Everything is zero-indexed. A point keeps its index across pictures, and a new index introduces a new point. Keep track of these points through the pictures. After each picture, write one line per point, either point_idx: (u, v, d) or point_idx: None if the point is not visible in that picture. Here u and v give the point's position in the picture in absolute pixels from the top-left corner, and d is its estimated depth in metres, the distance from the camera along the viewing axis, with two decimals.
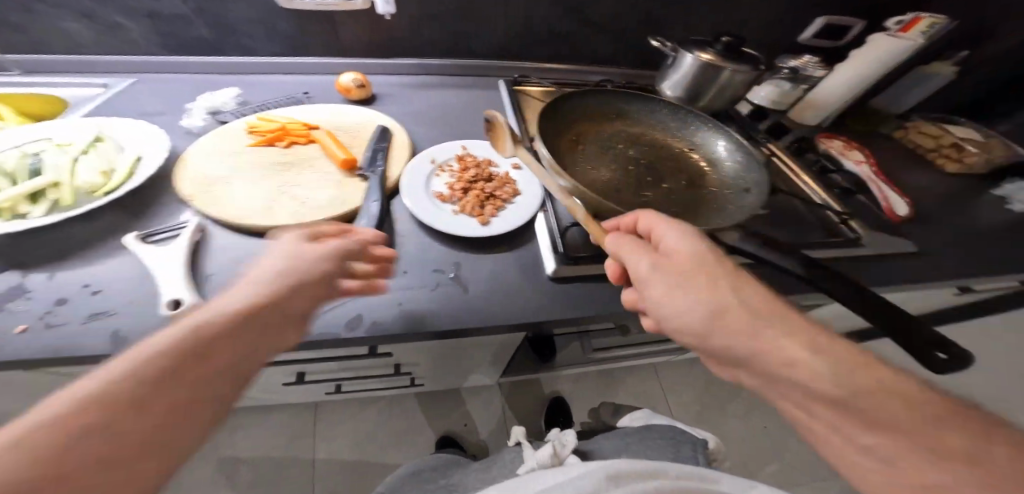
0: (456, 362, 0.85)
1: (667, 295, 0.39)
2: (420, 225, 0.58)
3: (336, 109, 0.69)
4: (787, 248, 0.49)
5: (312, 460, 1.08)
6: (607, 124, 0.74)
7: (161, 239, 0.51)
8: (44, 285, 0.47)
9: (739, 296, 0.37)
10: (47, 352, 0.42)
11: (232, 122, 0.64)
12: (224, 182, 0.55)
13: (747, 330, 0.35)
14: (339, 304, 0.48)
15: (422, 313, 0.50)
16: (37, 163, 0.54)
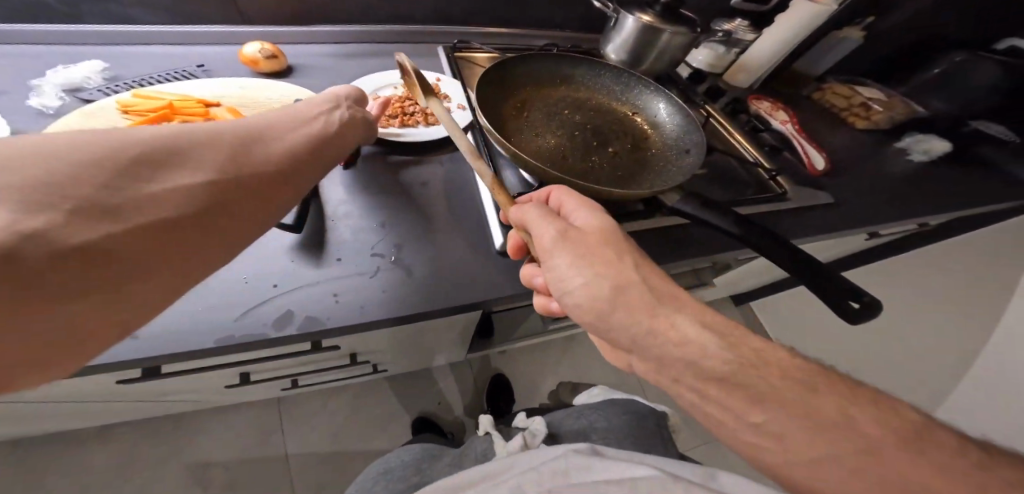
0: (416, 348, 0.80)
1: (567, 267, 0.35)
2: (354, 205, 0.53)
3: (242, 83, 0.60)
4: (723, 207, 0.49)
5: (287, 454, 1.01)
6: (553, 89, 0.71)
7: None
8: None
9: (641, 269, 0.35)
10: None
11: (104, 100, 0.54)
12: None
13: (644, 306, 0.34)
14: (262, 301, 0.43)
15: (361, 302, 0.46)
16: None
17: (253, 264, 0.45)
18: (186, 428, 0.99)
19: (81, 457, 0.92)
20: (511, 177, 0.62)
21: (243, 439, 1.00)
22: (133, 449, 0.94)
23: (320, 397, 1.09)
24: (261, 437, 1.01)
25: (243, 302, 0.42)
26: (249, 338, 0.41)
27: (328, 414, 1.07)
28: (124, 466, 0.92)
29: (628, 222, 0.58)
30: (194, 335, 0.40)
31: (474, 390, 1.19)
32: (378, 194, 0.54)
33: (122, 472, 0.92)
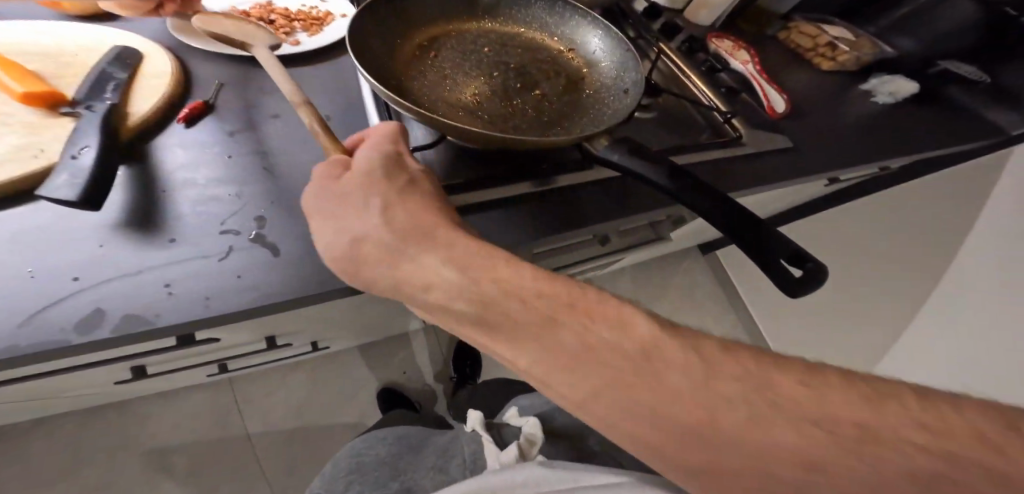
0: (356, 325, 0.68)
1: (317, 225, 0.33)
2: (204, 167, 0.42)
3: (39, 26, 0.46)
4: (661, 158, 0.40)
5: (250, 434, 0.91)
6: (472, 23, 0.59)
7: None
8: None
9: (392, 219, 0.32)
10: None
11: None
12: None
13: (389, 257, 0.31)
14: (59, 301, 0.33)
15: (205, 291, 0.35)
16: None
17: (56, 251, 0.35)
18: (127, 414, 0.87)
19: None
20: (419, 130, 0.52)
21: (172, 430, 0.88)
22: (59, 444, 0.83)
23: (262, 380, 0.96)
24: (193, 427, 0.90)
25: (35, 303, 0.32)
26: (36, 347, 0.31)
27: (273, 397, 0.95)
28: (47, 465, 0.81)
29: (567, 175, 0.50)
30: None
31: (438, 361, 1.08)
32: (232, 154, 0.43)
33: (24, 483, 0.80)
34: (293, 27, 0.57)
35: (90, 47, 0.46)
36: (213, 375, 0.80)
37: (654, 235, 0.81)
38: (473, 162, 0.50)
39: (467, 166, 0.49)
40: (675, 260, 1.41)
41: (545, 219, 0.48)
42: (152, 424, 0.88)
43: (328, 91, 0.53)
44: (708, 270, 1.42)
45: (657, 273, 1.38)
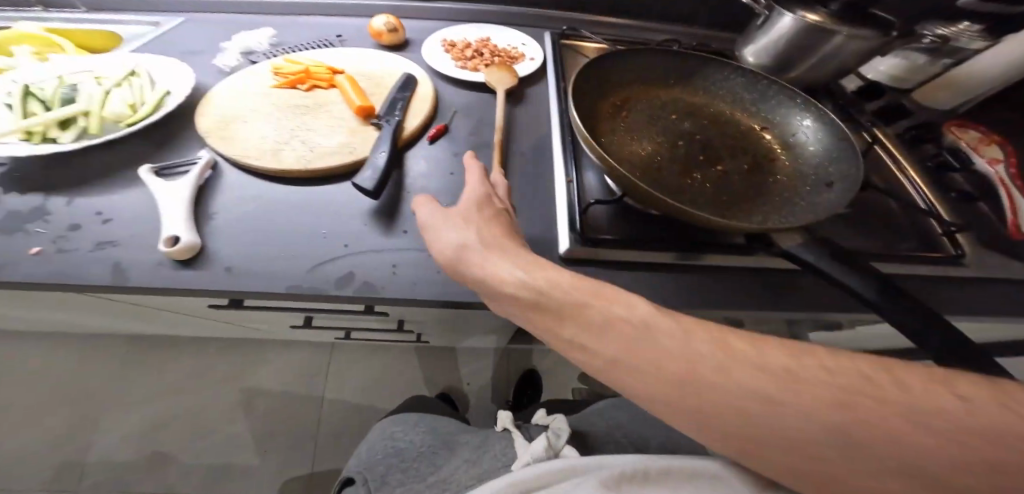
0: (450, 332, 0.74)
1: (432, 223, 0.41)
2: (428, 181, 0.54)
3: (362, 54, 0.65)
4: (863, 266, 0.39)
5: (322, 398, 1.06)
6: (665, 90, 0.61)
7: (176, 175, 0.46)
8: (62, 209, 0.41)
9: (490, 240, 0.38)
10: (53, 279, 0.38)
11: (259, 65, 0.61)
12: (240, 119, 0.52)
13: (482, 266, 0.36)
14: (330, 259, 0.45)
15: (415, 278, 0.46)
16: (71, 92, 0.48)
17: (335, 220, 0.48)
18: (249, 354, 1.09)
19: (154, 370, 1.05)
20: (593, 180, 0.57)
21: (281, 377, 1.08)
22: (198, 367, 1.06)
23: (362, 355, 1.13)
24: (299, 381, 1.08)
25: (316, 258, 0.45)
26: (310, 291, 0.43)
27: (376, 370, 1.12)
28: (189, 380, 1.04)
29: (713, 255, 0.50)
30: (272, 276, 0.42)
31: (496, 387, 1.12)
32: (452, 172, 0.55)
33: (169, 389, 1.03)
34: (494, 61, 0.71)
35: (382, 75, 0.63)
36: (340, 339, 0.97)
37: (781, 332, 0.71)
38: (632, 224, 0.53)
39: (627, 224, 0.53)
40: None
41: (684, 291, 0.49)
42: (273, 368, 1.08)
43: (527, 129, 0.62)
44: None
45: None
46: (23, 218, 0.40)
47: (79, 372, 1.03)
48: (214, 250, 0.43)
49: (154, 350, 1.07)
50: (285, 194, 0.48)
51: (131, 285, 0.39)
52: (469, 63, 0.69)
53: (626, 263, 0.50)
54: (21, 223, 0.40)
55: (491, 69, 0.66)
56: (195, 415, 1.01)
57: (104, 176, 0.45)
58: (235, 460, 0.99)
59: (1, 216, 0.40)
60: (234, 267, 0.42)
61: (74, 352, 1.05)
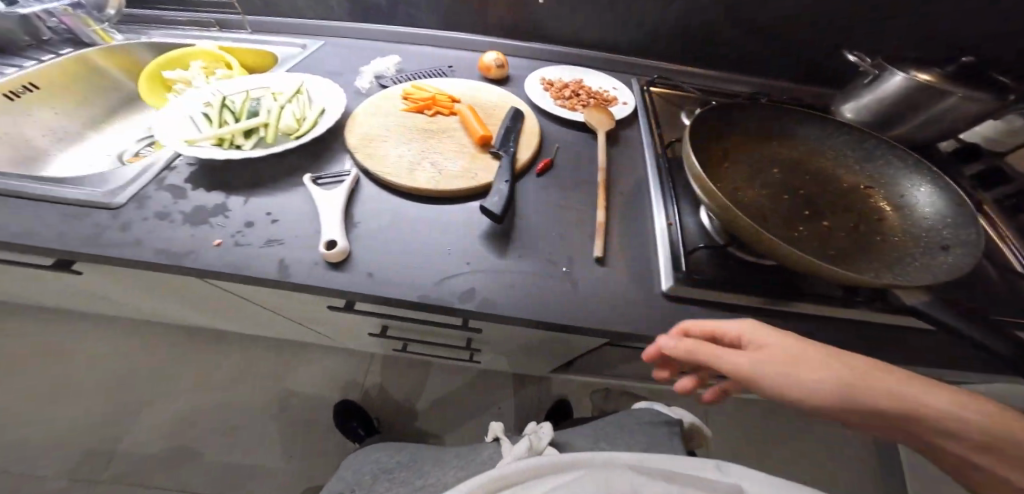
0: (506, 349, 0.77)
1: (774, 378, 0.35)
2: (535, 209, 0.55)
3: (475, 85, 0.71)
4: (996, 327, 0.39)
5: (356, 407, 1.10)
6: (763, 144, 0.61)
7: (328, 184, 0.53)
8: (240, 207, 0.50)
9: (854, 368, 0.34)
10: (230, 267, 0.45)
11: (392, 89, 0.68)
12: (379, 139, 0.59)
13: (886, 408, 0.32)
14: (453, 275, 0.48)
15: (526, 296, 0.48)
16: (255, 106, 0.59)
17: (454, 239, 0.51)
18: (297, 356, 1.15)
19: (211, 358, 1.12)
20: (692, 224, 0.57)
21: (318, 383, 1.12)
22: (246, 365, 1.13)
23: (406, 365, 1.17)
24: (339, 388, 1.12)
25: (440, 272, 0.48)
26: (436, 301, 0.46)
27: (416, 379, 1.15)
28: (236, 375, 1.11)
29: (819, 306, 0.50)
30: (400, 284, 0.46)
31: (526, 409, 1.12)
32: (560, 204, 0.56)
33: (222, 379, 1.10)
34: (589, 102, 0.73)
35: (494, 105, 0.68)
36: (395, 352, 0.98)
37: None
38: (741, 270, 0.52)
39: (734, 269, 0.52)
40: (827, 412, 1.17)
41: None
42: (315, 370, 1.13)
43: (625, 167, 0.64)
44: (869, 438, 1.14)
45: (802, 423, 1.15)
46: (207, 212, 0.49)
47: (143, 355, 1.11)
48: (356, 256, 0.48)
49: (208, 343, 1.14)
50: (414, 209, 0.53)
51: (293, 282, 0.45)
52: (565, 103, 0.72)
53: (732, 305, 0.50)
54: (207, 216, 0.48)
55: (589, 111, 0.69)
56: (247, 408, 1.07)
57: (265, 183, 0.53)
58: (260, 464, 1.01)
59: (192, 209, 0.49)
60: (375, 273, 0.47)
61: (147, 335, 1.13)
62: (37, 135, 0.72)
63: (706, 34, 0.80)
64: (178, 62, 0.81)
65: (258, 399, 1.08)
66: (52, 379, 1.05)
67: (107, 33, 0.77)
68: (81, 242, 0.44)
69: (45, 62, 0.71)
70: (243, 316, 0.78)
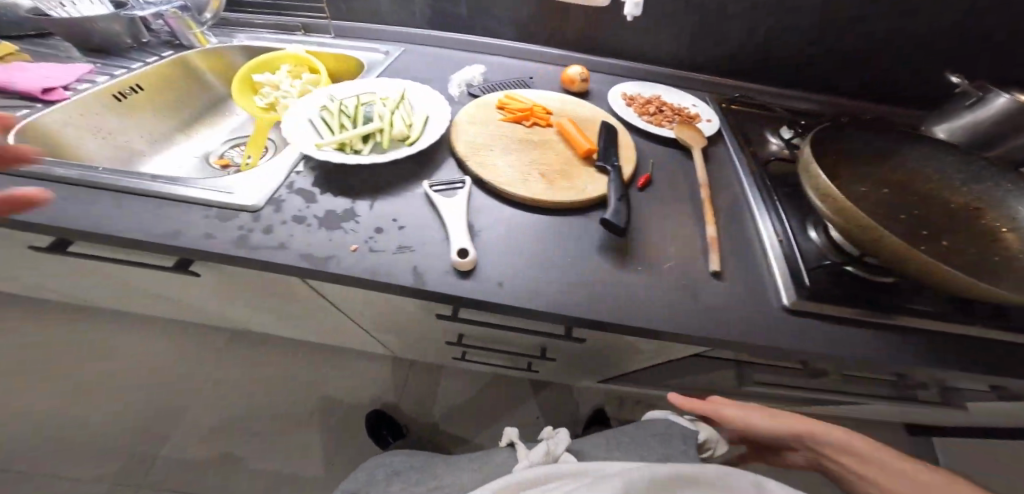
0: (573, 359, 0.77)
1: (743, 408, 0.51)
2: (645, 224, 0.56)
3: (565, 99, 0.73)
4: None
5: (398, 413, 1.11)
6: (866, 164, 0.62)
7: (443, 191, 0.55)
8: (366, 212, 0.52)
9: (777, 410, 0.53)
10: (366, 273, 0.47)
11: (487, 98, 0.69)
12: (486, 148, 0.60)
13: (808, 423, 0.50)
14: (578, 286, 0.49)
15: (648, 308, 0.48)
16: (368, 111, 0.61)
17: (573, 251, 0.52)
18: (339, 363, 1.16)
19: (255, 362, 1.13)
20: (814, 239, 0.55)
21: (359, 390, 1.13)
22: (289, 370, 1.13)
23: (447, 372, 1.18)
24: (382, 394, 1.12)
25: (564, 283, 0.49)
26: (565, 312, 0.47)
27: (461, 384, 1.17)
28: (279, 381, 1.11)
29: (941, 324, 0.50)
30: (531, 292, 0.48)
31: (566, 421, 1.12)
32: (669, 216, 0.57)
33: (266, 384, 1.10)
34: (674, 118, 0.71)
35: (587, 117, 0.69)
36: (450, 359, 0.99)
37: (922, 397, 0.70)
38: (870, 286, 0.52)
39: (862, 285, 0.52)
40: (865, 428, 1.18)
41: (902, 352, 0.48)
42: (357, 377, 1.14)
43: (725, 180, 0.64)
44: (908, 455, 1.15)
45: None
46: (337, 217, 0.51)
47: (189, 357, 1.12)
48: (483, 265, 0.49)
49: (252, 346, 1.16)
50: (531, 219, 0.54)
51: (429, 289, 0.47)
52: (650, 119, 0.71)
53: (856, 320, 0.50)
54: (339, 222, 0.50)
55: (680, 127, 0.67)
56: (291, 412, 1.07)
57: (384, 191, 0.55)
58: (304, 470, 1.00)
59: (322, 214, 0.51)
60: (503, 282, 0.48)
61: (198, 337, 1.15)
62: (137, 136, 0.75)
63: (782, 52, 0.82)
64: (266, 67, 0.86)
65: (309, 402, 1.09)
66: (104, 378, 1.06)
67: (204, 36, 0.83)
68: (228, 243, 0.46)
69: (150, 64, 0.76)
70: (311, 319, 0.78)
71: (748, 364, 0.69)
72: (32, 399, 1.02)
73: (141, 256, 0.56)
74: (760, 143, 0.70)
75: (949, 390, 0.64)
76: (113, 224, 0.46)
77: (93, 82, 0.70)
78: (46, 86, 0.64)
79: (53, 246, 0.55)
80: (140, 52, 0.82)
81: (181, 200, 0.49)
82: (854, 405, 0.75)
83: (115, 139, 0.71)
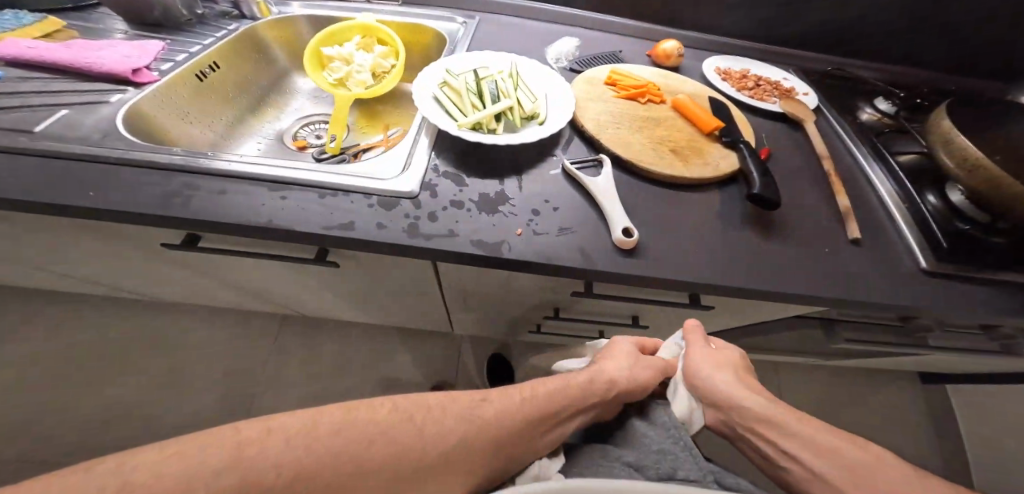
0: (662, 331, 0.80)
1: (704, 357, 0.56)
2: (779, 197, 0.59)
3: (665, 73, 0.73)
4: None
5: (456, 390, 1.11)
6: (974, 131, 0.64)
7: (587, 171, 0.56)
8: (518, 194, 0.52)
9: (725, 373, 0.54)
10: (541, 256, 0.47)
11: (594, 75, 0.69)
12: (614, 126, 0.61)
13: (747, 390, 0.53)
14: (733, 260, 0.51)
15: (798, 278, 0.51)
16: (494, 90, 0.60)
17: (723, 228, 0.54)
18: (392, 345, 1.15)
19: (310, 347, 1.12)
20: (934, 202, 0.61)
21: (416, 370, 1.12)
22: (344, 354, 1.12)
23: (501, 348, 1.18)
24: (438, 371, 1.12)
25: (721, 259, 0.51)
26: (728, 285, 0.50)
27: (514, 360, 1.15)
28: (336, 364, 1.11)
29: None
30: (692, 266, 0.50)
31: None
32: (792, 191, 0.60)
33: (323, 368, 1.10)
34: (773, 92, 0.74)
35: (695, 92, 0.70)
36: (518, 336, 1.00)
37: (985, 347, 0.77)
38: (991, 248, 0.56)
39: (983, 246, 0.56)
40: (883, 380, 1.28)
41: None
42: (412, 357, 1.14)
43: (836, 153, 0.68)
44: (923, 403, 1.25)
45: (863, 390, 1.26)
46: (493, 201, 0.51)
47: (243, 345, 1.10)
48: (640, 243, 0.51)
49: (305, 332, 1.14)
50: (674, 196, 0.56)
51: (599, 270, 0.48)
52: (751, 94, 0.73)
53: (985, 279, 0.54)
54: (495, 206, 0.51)
55: (786, 101, 0.70)
56: (351, 393, 1.07)
57: (525, 169, 0.55)
58: None
59: (478, 199, 0.51)
60: (665, 260, 0.50)
61: (252, 324, 1.13)
62: (220, 129, 0.77)
63: (864, 19, 0.83)
64: (336, 39, 0.81)
65: (369, 382, 1.10)
66: (161, 368, 1.05)
67: (267, 7, 0.82)
68: (401, 233, 0.47)
69: (222, 40, 0.77)
70: (403, 302, 0.78)
71: (838, 321, 0.73)
72: (90, 393, 1.00)
73: (282, 251, 0.57)
74: (858, 113, 0.75)
75: (1019, 341, 0.70)
76: (282, 215, 0.48)
77: (174, 61, 0.73)
78: (135, 68, 0.67)
79: (186, 242, 0.56)
80: (202, 25, 0.82)
81: (338, 189, 0.50)
82: (920, 355, 0.82)
83: (198, 125, 0.74)
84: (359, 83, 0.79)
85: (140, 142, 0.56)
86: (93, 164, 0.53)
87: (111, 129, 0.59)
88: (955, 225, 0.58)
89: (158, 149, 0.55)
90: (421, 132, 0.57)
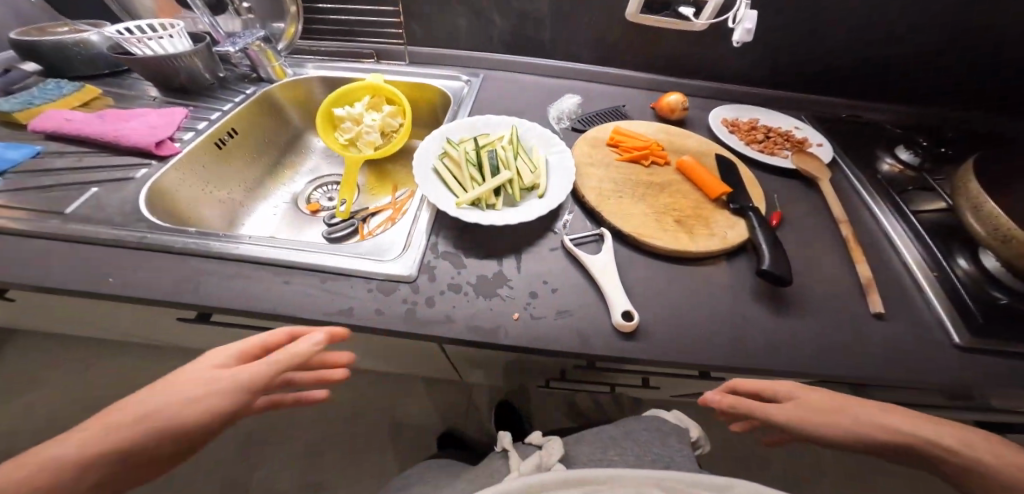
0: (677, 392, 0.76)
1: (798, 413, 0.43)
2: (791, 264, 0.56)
3: (669, 130, 0.72)
4: None
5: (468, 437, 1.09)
6: None
7: (587, 246, 0.55)
8: (516, 275, 0.52)
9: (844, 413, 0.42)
10: (540, 342, 0.47)
11: (597, 135, 0.69)
12: (615, 194, 0.60)
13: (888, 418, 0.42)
14: (742, 339, 0.49)
15: (814, 358, 0.48)
16: (495, 162, 0.61)
17: (732, 304, 0.52)
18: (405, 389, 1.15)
19: None
20: (966, 268, 0.57)
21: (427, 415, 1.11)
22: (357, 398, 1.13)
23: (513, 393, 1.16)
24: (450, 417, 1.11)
25: (729, 338, 0.49)
26: (738, 369, 0.47)
27: None
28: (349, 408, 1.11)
29: None
30: (698, 347, 0.48)
31: None
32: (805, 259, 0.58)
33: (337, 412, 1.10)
34: (784, 145, 0.72)
35: (700, 150, 0.69)
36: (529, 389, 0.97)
37: None
38: None
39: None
40: None
41: None
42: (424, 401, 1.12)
43: (852, 213, 0.65)
44: None
45: None
46: (491, 282, 0.51)
47: None
48: (643, 320, 0.50)
49: None
50: (679, 270, 0.55)
51: (599, 355, 0.46)
52: (761, 148, 0.71)
53: None
54: (494, 288, 0.50)
55: (797, 156, 0.68)
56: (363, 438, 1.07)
57: (525, 247, 0.55)
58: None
59: (476, 280, 0.51)
60: (670, 341, 0.48)
61: None
62: (236, 192, 0.80)
63: (879, 61, 0.80)
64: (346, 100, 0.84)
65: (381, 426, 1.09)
66: None
67: (282, 71, 0.85)
68: (399, 319, 0.47)
69: (241, 106, 0.81)
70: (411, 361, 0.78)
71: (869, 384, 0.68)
72: None
73: None
74: (877, 164, 0.72)
75: None
76: (285, 301, 0.49)
77: (195, 130, 0.76)
78: (157, 141, 0.70)
79: (199, 318, 0.58)
80: (223, 90, 0.86)
81: (339, 272, 0.51)
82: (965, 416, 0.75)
83: (214, 190, 0.77)
84: (368, 143, 0.81)
85: (158, 223, 0.59)
86: (115, 247, 0.56)
87: (133, 209, 0.61)
88: (991, 295, 0.54)
89: (174, 231, 0.57)
90: (422, 206, 0.58)
